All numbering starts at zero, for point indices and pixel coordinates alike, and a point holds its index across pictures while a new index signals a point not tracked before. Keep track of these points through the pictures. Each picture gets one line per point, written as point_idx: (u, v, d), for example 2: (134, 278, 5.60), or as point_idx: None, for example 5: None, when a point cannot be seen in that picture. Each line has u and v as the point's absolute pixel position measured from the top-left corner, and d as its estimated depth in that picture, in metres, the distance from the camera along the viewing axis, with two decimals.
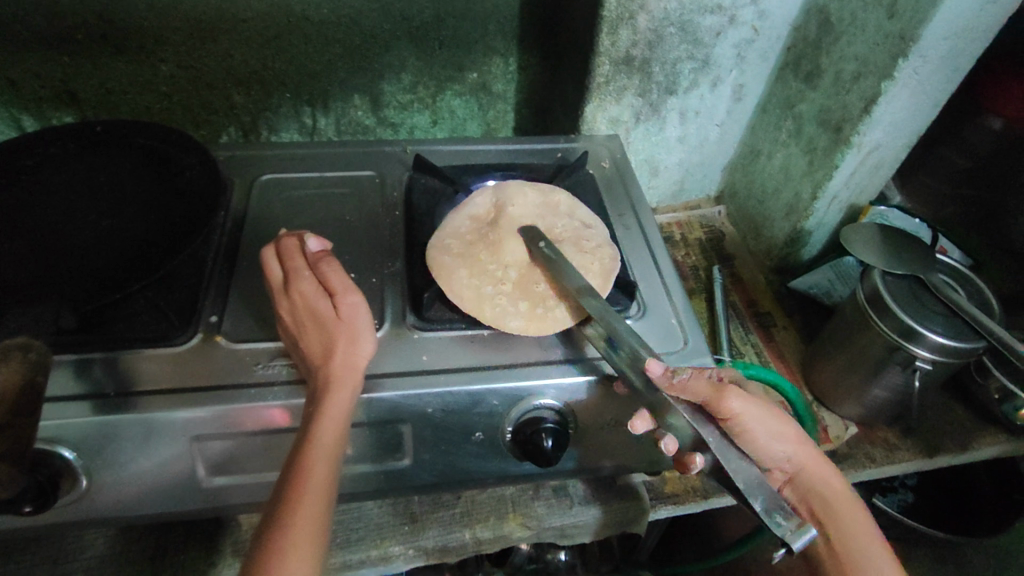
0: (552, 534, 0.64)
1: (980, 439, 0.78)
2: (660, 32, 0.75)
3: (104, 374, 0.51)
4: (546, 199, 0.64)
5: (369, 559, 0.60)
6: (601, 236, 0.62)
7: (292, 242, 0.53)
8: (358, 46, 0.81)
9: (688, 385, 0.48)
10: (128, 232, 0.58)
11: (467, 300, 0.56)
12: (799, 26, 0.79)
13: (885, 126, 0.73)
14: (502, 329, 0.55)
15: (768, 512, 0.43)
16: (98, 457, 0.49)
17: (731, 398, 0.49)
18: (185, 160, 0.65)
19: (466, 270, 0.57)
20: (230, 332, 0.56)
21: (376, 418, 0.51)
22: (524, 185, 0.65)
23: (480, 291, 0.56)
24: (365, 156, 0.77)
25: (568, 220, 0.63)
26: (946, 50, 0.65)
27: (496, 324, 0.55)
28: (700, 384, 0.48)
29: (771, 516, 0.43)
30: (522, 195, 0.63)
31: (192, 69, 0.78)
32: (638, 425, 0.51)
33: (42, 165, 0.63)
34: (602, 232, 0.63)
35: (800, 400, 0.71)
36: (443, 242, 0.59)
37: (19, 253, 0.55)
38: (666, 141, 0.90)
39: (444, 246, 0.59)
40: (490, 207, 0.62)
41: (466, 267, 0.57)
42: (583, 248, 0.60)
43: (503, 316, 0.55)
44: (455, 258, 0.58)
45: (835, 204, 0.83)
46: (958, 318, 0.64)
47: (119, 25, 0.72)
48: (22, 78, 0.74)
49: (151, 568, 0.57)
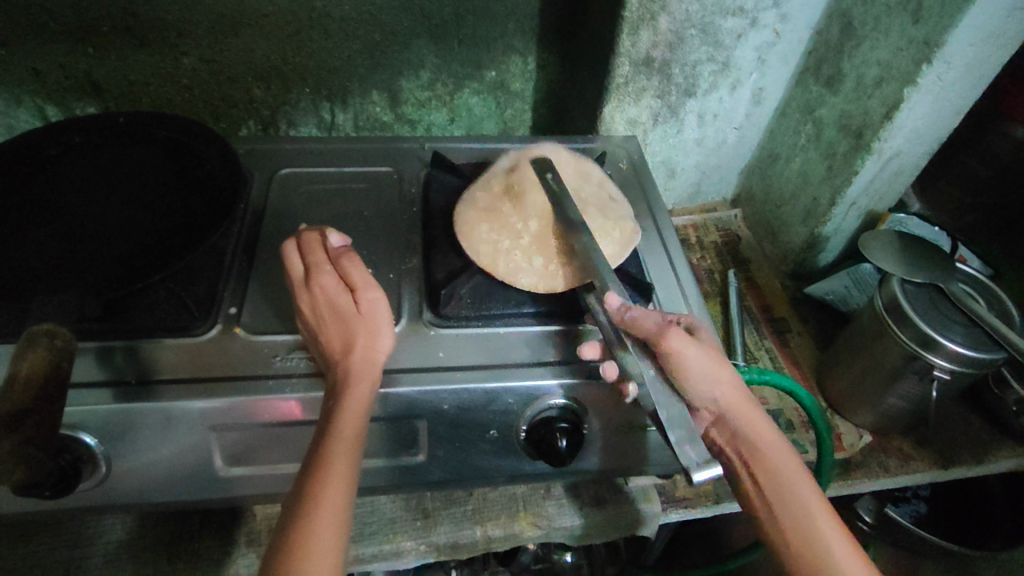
0: (562, 534, 0.64)
1: (997, 451, 0.77)
2: (680, 33, 0.74)
3: (125, 362, 0.52)
4: (578, 166, 0.65)
5: (381, 553, 0.60)
6: (624, 211, 0.64)
7: (314, 237, 0.53)
8: (378, 43, 0.82)
9: (636, 321, 0.49)
10: (150, 222, 0.59)
11: (484, 255, 0.58)
12: (821, 30, 0.79)
13: (907, 133, 0.72)
14: (514, 285, 0.57)
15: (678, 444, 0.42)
16: (118, 444, 0.50)
17: (675, 337, 0.48)
18: (206, 151, 0.66)
19: (486, 225, 0.58)
20: (249, 324, 0.56)
21: (392, 413, 0.52)
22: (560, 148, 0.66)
23: (497, 245, 0.57)
24: (383, 152, 0.78)
25: (595, 188, 0.64)
26: (971, 57, 0.65)
27: (509, 280, 0.57)
28: (646, 321, 0.49)
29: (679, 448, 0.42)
30: (557, 155, 0.64)
31: (213, 63, 0.79)
32: (587, 352, 0.52)
33: (67, 155, 0.64)
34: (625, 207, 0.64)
35: (817, 408, 0.68)
36: (472, 198, 0.62)
37: (44, 240, 0.56)
38: (683, 143, 0.89)
39: (471, 203, 0.61)
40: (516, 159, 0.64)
41: (488, 221, 0.58)
42: (607, 215, 0.61)
43: (517, 272, 0.57)
44: (479, 211, 0.60)
45: (854, 211, 0.83)
46: (977, 328, 0.63)
47: (143, 17, 0.73)
48: (47, 68, 0.75)
49: (167, 554, 0.58)
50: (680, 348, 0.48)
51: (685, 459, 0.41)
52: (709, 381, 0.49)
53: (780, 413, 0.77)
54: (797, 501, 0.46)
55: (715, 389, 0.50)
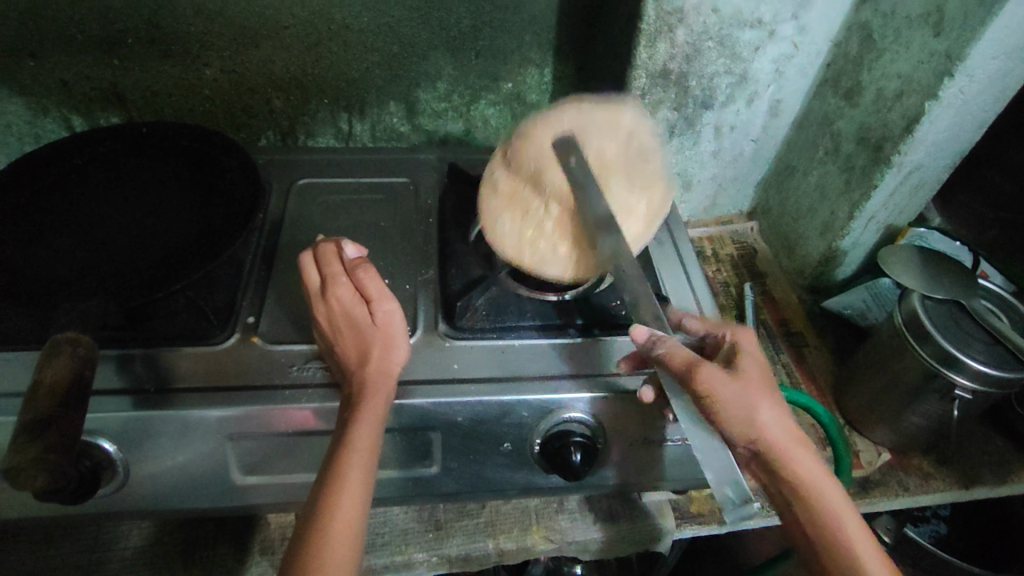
0: (575, 549, 0.63)
1: (1021, 471, 0.75)
2: (698, 46, 0.74)
3: (145, 369, 0.53)
4: (608, 118, 0.61)
5: (393, 564, 0.60)
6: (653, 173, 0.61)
7: (330, 247, 0.53)
8: (396, 55, 0.82)
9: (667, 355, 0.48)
10: (171, 232, 0.60)
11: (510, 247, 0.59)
12: (840, 42, 0.78)
13: (928, 146, 0.71)
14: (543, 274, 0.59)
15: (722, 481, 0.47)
16: (137, 450, 0.50)
17: (705, 374, 0.46)
18: (226, 162, 0.66)
19: (509, 213, 0.59)
20: (267, 333, 0.57)
21: (405, 424, 0.52)
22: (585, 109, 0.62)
23: (521, 236, 0.58)
24: (400, 163, 0.78)
25: (622, 140, 0.60)
26: (994, 70, 0.64)
27: (537, 270, 0.58)
28: (677, 356, 0.47)
29: (722, 486, 0.47)
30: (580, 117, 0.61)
31: (235, 74, 0.80)
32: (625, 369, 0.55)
33: (92, 164, 0.66)
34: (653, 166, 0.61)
35: (835, 428, 0.68)
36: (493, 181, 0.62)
37: (68, 249, 0.57)
38: (700, 155, 0.89)
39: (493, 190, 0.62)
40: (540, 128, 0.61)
41: (511, 211, 0.59)
42: (630, 186, 0.59)
43: (543, 262, 0.58)
44: (501, 200, 0.60)
45: (872, 225, 0.82)
46: (998, 346, 0.63)
47: (167, 30, 0.74)
48: (74, 80, 0.77)
49: (181, 560, 0.58)
50: (711, 382, 0.46)
51: (722, 495, 0.46)
52: (746, 411, 0.46)
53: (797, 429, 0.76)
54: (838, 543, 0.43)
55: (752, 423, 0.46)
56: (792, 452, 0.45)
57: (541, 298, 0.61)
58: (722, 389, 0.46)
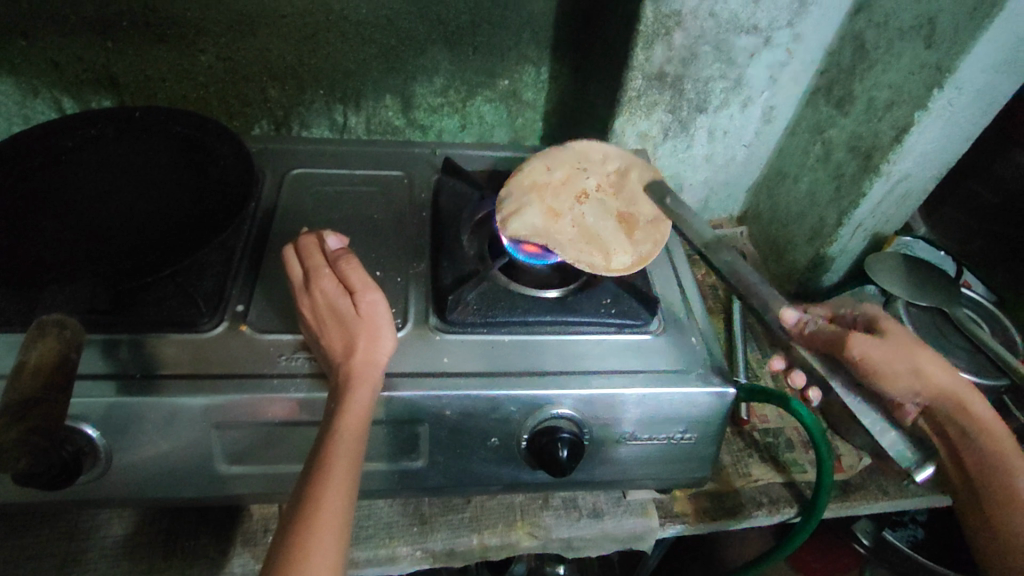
0: (559, 546, 0.64)
1: None
2: (694, 49, 0.75)
3: (130, 355, 0.52)
4: (584, 158, 0.68)
5: (377, 557, 0.60)
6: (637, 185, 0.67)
7: (312, 240, 0.53)
8: (393, 48, 0.82)
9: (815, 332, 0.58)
10: (161, 216, 0.59)
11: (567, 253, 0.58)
12: (833, 51, 0.79)
13: (916, 156, 0.72)
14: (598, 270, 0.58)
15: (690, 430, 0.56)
16: (120, 437, 0.50)
17: (854, 343, 0.57)
18: (219, 149, 0.66)
19: (551, 230, 0.60)
20: (255, 322, 0.57)
21: (393, 416, 0.52)
22: (561, 156, 0.67)
23: (573, 248, 0.59)
24: (394, 157, 0.78)
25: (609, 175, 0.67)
26: (982, 83, 0.65)
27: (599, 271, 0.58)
28: (823, 334, 0.59)
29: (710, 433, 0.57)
30: (569, 170, 0.66)
31: (230, 62, 0.79)
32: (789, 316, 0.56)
33: (82, 148, 0.65)
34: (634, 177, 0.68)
35: (829, 456, 0.66)
36: (520, 213, 0.61)
37: (55, 232, 0.56)
38: (693, 159, 0.90)
39: (525, 213, 0.61)
40: (532, 183, 0.64)
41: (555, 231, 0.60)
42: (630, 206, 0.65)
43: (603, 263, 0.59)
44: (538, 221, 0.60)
45: (860, 232, 0.83)
46: (981, 356, 0.65)
47: (163, 14, 0.74)
48: (65, 61, 0.76)
49: (163, 549, 0.58)
50: (863, 348, 0.57)
51: (899, 456, 0.65)
52: (903, 370, 0.58)
53: (782, 431, 0.76)
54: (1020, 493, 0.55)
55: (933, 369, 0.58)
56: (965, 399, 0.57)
57: (532, 294, 0.60)
58: (879, 354, 0.57)
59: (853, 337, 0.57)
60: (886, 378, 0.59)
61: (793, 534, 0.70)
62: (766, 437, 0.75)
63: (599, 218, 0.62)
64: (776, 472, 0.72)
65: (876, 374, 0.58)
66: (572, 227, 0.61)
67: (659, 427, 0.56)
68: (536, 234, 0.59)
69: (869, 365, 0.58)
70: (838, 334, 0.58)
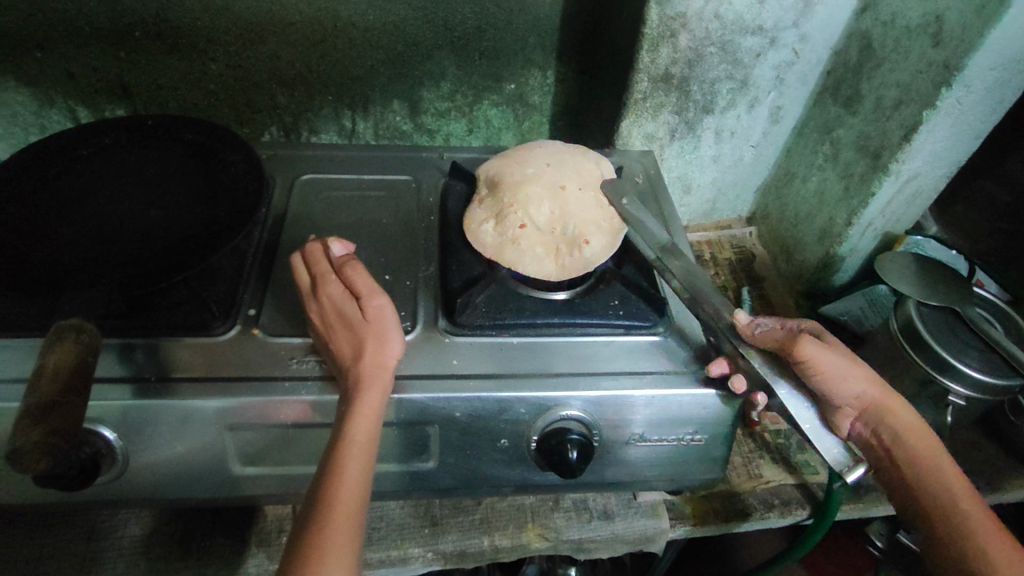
0: (570, 547, 0.64)
1: (1014, 478, 0.75)
2: (699, 51, 0.75)
3: (145, 359, 0.53)
4: (499, 197, 0.64)
5: (388, 559, 0.60)
6: (538, 161, 0.65)
7: (317, 247, 0.54)
8: (401, 54, 0.83)
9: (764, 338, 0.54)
10: (173, 223, 0.60)
11: (598, 236, 0.62)
12: (840, 51, 0.79)
13: (925, 155, 0.72)
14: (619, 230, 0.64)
15: (699, 429, 0.56)
16: (136, 440, 0.51)
17: (805, 345, 0.52)
18: (230, 156, 0.67)
19: (586, 245, 0.61)
20: (267, 326, 0.57)
21: (404, 418, 0.52)
22: (493, 224, 0.62)
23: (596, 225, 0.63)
24: (402, 161, 0.79)
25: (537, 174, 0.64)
26: (991, 80, 0.65)
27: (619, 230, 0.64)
28: (775, 334, 0.54)
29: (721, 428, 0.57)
30: (524, 204, 0.62)
31: (240, 69, 0.81)
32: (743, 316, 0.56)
33: (98, 155, 0.66)
34: (535, 165, 0.65)
35: None
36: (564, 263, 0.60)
37: (71, 238, 0.57)
38: (700, 160, 0.90)
39: (557, 248, 0.61)
40: (531, 227, 0.61)
41: (586, 235, 0.61)
42: (561, 169, 0.65)
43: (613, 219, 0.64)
44: (562, 241, 0.61)
45: (869, 232, 0.83)
46: (993, 353, 0.63)
47: (176, 23, 0.75)
48: (81, 72, 0.77)
49: (178, 550, 0.58)
50: (814, 353, 0.52)
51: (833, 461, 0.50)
52: (846, 378, 0.54)
53: (793, 433, 0.76)
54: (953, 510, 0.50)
55: (854, 383, 0.54)
56: (894, 409, 0.55)
57: (541, 296, 0.61)
58: (824, 360, 0.53)
59: (805, 343, 0.52)
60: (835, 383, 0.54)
61: (805, 536, 0.70)
62: (777, 438, 0.75)
63: (586, 186, 0.65)
64: (787, 474, 0.71)
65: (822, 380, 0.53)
66: (583, 211, 0.62)
67: (667, 428, 0.56)
68: (591, 246, 0.61)
69: (815, 370, 0.53)
70: (792, 336, 0.53)
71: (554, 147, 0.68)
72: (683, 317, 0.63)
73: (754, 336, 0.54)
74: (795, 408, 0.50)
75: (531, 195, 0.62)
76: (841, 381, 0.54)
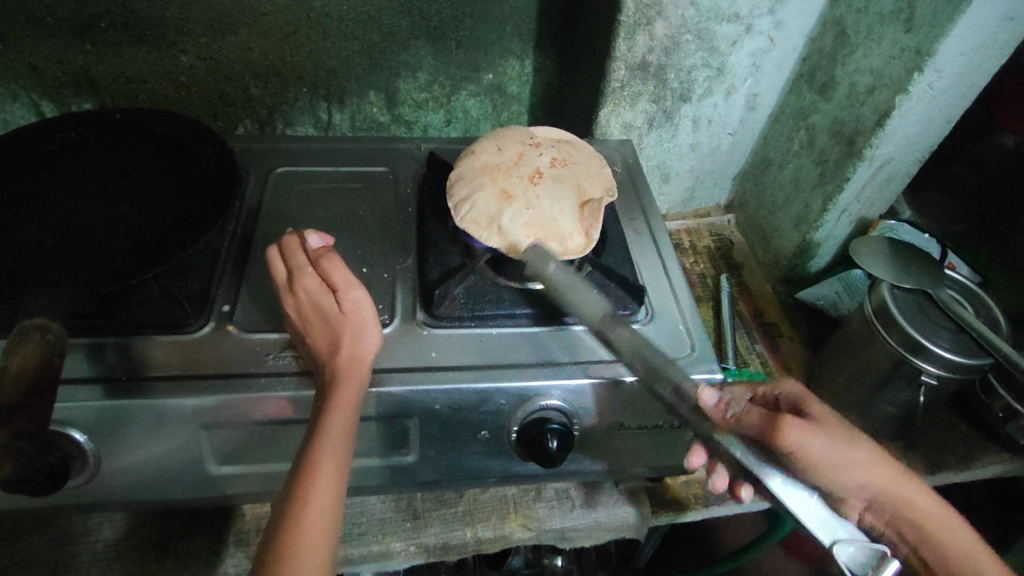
0: (553, 536, 0.64)
1: (984, 456, 0.76)
2: (676, 38, 0.75)
3: (117, 358, 0.52)
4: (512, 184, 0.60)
5: (370, 553, 0.60)
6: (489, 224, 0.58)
7: (293, 239, 0.53)
8: (376, 44, 0.82)
9: (741, 420, 0.49)
10: (143, 219, 0.59)
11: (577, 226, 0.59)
12: (815, 38, 0.80)
13: (898, 140, 0.73)
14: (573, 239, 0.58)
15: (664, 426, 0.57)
16: (108, 441, 0.50)
17: (791, 432, 0.48)
18: (202, 150, 0.66)
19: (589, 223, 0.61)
20: (242, 322, 0.57)
21: (383, 412, 0.52)
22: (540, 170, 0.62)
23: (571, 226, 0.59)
24: (380, 153, 0.78)
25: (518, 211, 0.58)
26: (962, 65, 0.65)
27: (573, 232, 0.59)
28: (751, 417, 0.48)
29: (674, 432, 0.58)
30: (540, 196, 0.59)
31: (211, 61, 0.79)
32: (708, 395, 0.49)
33: (64, 151, 0.64)
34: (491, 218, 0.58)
35: None
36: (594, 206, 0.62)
37: (37, 236, 0.56)
38: (678, 148, 0.90)
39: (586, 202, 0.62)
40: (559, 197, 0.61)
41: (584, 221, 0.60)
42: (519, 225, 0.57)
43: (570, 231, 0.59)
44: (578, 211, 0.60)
45: (845, 217, 0.83)
46: (964, 335, 0.64)
47: (142, 14, 0.73)
48: (43, 64, 0.75)
49: (156, 551, 0.58)
50: (801, 442, 0.48)
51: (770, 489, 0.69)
52: (844, 462, 0.49)
53: None
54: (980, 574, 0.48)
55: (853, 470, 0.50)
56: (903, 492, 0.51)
57: (519, 287, 0.61)
58: (811, 448, 0.48)
59: (788, 424, 0.48)
60: (831, 473, 0.49)
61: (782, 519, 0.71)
62: None
63: (493, 218, 0.58)
64: None
65: (817, 472, 0.49)
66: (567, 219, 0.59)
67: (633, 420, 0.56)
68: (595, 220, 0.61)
69: (803, 459, 0.48)
70: (775, 424, 0.48)
71: (463, 186, 0.61)
72: (661, 305, 0.63)
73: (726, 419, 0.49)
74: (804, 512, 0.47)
75: (586, 159, 0.66)
76: (839, 472, 0.49)
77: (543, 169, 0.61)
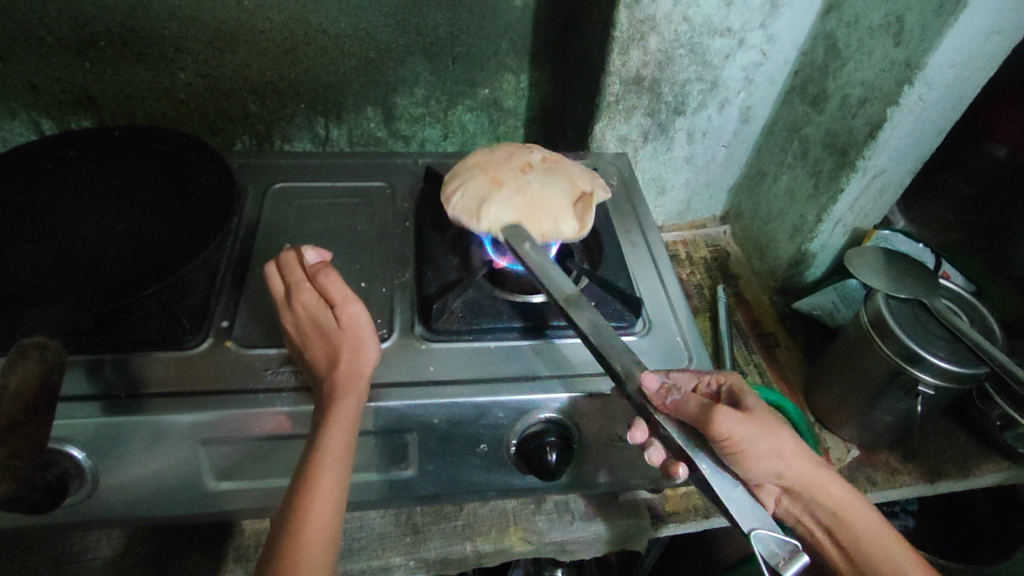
0: (553, 550, 0.64)
1: (984, 465, 0.76)
2: (669, 53, 0.76)
3: (116, 375, 0.52)
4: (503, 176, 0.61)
5: (369, 569, 0.60)
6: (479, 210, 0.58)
7: (291, 254, 0.54)
8: (373, 60, 0.83)
9: (682, 406, 0.46)
10: (141, 236, 0.59)
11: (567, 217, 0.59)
12: (806, 51, 0.81)
13: (890, 151, 0.74)
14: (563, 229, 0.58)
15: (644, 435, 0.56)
16: (106, 458, 0.49)
17: (724, 420, 0.45)
18: (201, 166, 0.66)
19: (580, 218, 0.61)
20: (241, 337, 0.57)
21: (382, 426, 0.52)
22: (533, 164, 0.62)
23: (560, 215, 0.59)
24: (378, 168, 0.79)
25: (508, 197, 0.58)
26: (951, 78, 0.66)
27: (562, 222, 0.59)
28: (689, 405, 0.46)
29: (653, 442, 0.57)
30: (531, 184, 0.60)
31: (210, 78, 0.80)
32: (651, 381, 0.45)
33: (63, 168, 0.65)
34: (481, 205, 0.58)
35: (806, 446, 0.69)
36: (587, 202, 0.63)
37: (36, 254, 0.56)
38: (673, 161, 0.91)
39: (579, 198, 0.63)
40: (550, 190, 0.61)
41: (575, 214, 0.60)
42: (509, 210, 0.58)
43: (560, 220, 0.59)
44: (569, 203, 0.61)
45: (839, 228, 0.84)
46: (960, 344, 0.65)
47: (141, 33, 0.74)
48: (43, 83, 0.75)
49: (153, 569, 0.57)
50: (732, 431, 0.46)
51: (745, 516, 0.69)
52: (768, 455, 0.48)
53: None
54: (889, 556, 0.51)
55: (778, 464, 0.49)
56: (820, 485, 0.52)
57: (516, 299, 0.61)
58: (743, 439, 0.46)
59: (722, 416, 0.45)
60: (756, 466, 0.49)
61: None
62: None
63: (485, 200, 0.58)
64: None
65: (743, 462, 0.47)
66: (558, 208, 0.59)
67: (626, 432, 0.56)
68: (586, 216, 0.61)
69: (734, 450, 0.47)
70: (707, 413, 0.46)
71: (455, 179, 0.62)
72: (659, 318, 0.63)
73: (667, 406, 0.45)
74: (734, 504, 0.44)
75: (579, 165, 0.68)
76: (764, 463, 0.49)
77: (534, 163, 0.62)
